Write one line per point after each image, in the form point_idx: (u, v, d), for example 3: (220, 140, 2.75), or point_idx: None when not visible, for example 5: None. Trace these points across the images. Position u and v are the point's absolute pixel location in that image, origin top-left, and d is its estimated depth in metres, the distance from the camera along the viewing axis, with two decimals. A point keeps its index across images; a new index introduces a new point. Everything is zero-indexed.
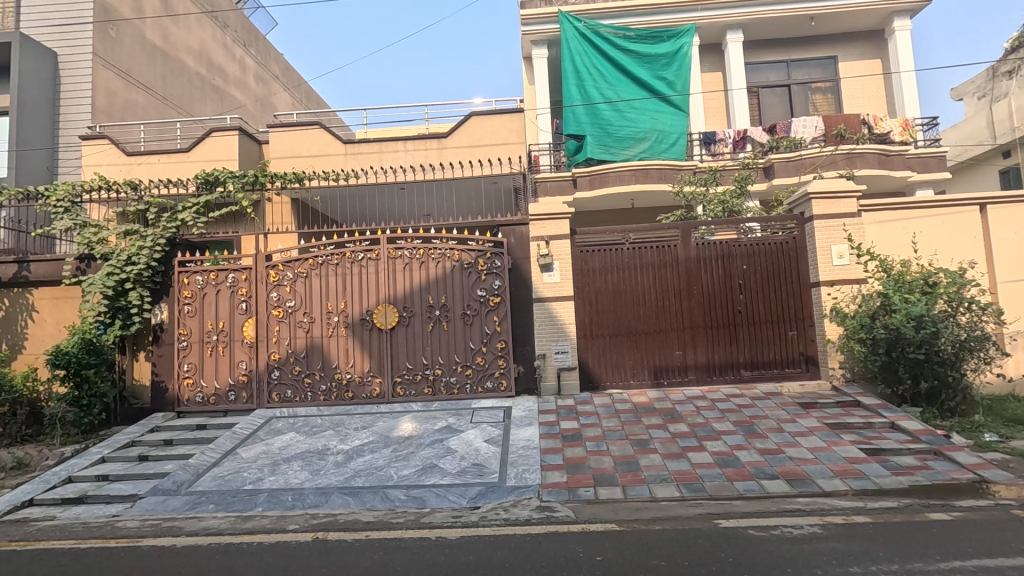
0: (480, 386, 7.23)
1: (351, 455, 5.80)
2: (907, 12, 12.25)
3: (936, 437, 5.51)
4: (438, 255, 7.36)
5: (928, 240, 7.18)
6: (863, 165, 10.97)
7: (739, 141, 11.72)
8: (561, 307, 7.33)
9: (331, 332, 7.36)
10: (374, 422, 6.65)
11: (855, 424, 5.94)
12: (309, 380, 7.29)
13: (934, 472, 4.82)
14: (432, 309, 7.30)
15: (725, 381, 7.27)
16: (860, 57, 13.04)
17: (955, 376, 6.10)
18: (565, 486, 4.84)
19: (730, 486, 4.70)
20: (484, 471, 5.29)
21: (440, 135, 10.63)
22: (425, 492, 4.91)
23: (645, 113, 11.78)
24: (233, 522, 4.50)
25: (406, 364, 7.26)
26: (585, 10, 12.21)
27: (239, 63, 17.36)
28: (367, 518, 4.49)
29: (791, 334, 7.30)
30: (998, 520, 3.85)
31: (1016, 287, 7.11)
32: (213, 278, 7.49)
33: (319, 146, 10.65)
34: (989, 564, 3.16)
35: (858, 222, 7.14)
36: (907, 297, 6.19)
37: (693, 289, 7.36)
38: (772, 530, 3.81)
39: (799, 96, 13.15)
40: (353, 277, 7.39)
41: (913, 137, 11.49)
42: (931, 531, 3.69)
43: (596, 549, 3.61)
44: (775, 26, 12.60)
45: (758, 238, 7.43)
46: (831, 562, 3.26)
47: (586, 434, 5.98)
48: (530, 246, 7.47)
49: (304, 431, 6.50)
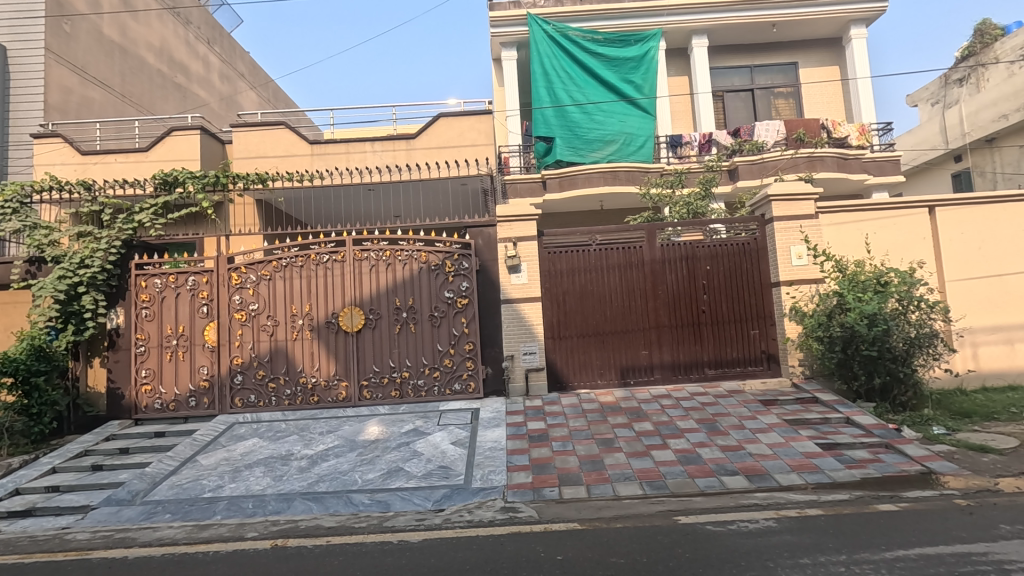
0: (448, 387, 7.19)
1: (315, 460, 5.71)
2: (863, 21, 12.68)
3: (888, 431, 5.71)
4: (405, 257, 7.31)
5: (881, 241, 7.44)
6: (822, 169, 11.27)
7: (705, 144, 11.94)
8: (529, 308, 7.36)
9: (296, 335, 7.24)
10: (341, 426, 6.57)
11: (813, 419, 6.11)
12: (273, 385, 7.16)
13: (885, 464, 5.01)
14: (400, 311, 7.25)
15: (690, 380, 7.40)
16: (819, 64, 13.44)
17: (906, 372, 6.33)
18: (530, 487, 4.87)
19: (691, 482, 4.78)
20: (450, 473, 5.28)
21: (409, 135, 10.55)
22: (389, 496, 4.86)
23: (613, 116, 11.93)
24: (189, 532, 4.39)
25: (373, 367, 7.18)
26: (553, 13, 12.32)
27: (202, 60, 16.93)
28: (329, 523, 4.43)
29: (753, 333, 7.48)
30: (942, 509, 4.01)
31: (964, 286, 7.42)
32: (172, 281, 7.30)
33: (285, 147, 10.47)
34: (931, 552, 3.29)
35: (815, 223, 7.38)
36: (860, 297, 6.40)
37: (659, 289, 7.48)
38: (729, 525, 3.89)
39: (761, 101, 13.48)
40: (318, 280, 7.29)
41: (869, 141, 11.89)
42: (879, 522, 3.82)
43: (557, 549, 3.63)
44: (739, 32, 12.91)
45: (722, 239, 7.59)
46: (783, 555, 3.35)
47: (553, 434, 6.02)
48: (497, 248, 7.48)
49: (267, 436, 6.38)
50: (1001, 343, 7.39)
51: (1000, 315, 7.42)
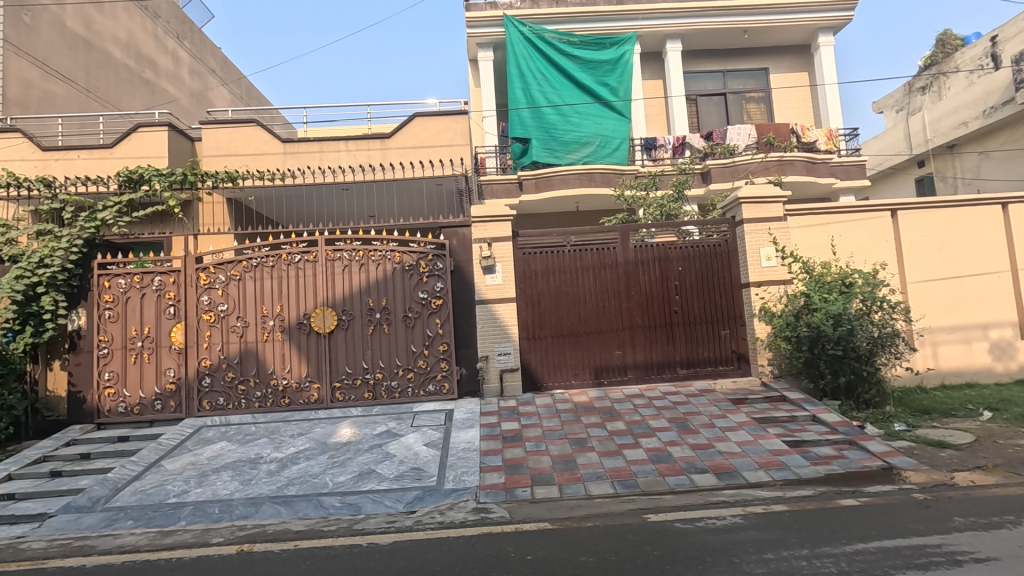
0: (422, 389, 7.15)
1: (285, 463, 5.63)
2: (830, 29, 13.03)
3: (852, 428, 5.86)
4: (378, 257, 7.25)
5: (846, 243, 7.65)
6: (792, 172, 11.52)
7: (679, 147, 12.12)
8: (503, 309, 7.35)
9: (266, 337, 7.12)
10: (312, 428, 6.47)
11: (781, 417, 6.24)
12: (243, 387, 7.02)
13: (848, 461, 5.15)
14: (373, 312, 7.18)
15: (662, 379, 7.49)
16: (789, 70, 13.75)
17: (870, 370, 6.50)
18: (503, 487, 4.87)
19: (662, 481, 4.84)
20: (422, 475, 5.25)
21: (383, 135, 10.45)
22: (361, 498, 4.81)
23: (589, 118, 12.01)
24: (152, 538, 4.27)
25: (346, 368, 7.10)
26: (529, 15, 12.37)
27: (172, 55, 16.48)
28: (297, 527, 4.37)
29: (724, 333, 7.61)
30: (901, 503, 4.14)
31: (925, 286, 7.67)
32: (137, 281, 7.11)
33: (257, 145, 10.29)
34: (889, 545, 3.39)
35: (783, 226, 7.54)
36: (826, 297, 6.56)
37: (632, 290, 7.56)
38: (696, 522, 3.95)
39: (734, 105, 13.72)
40: (289, 280, 7.18)
41: (837, 146, 12.21)
42: (841, 517, 3.92)
43: (528, 549, 3.64)
44: (712, 37, 13.14)
45: (694, 240, 7.70)
46: (748, 550, 3.41)
47: (527, 434, 6.04)
48: (472, 248, 7.47)
49: (236, 440, 6.25)
50: (959, 342, 7.66)
51: (958, 315, 7.68)
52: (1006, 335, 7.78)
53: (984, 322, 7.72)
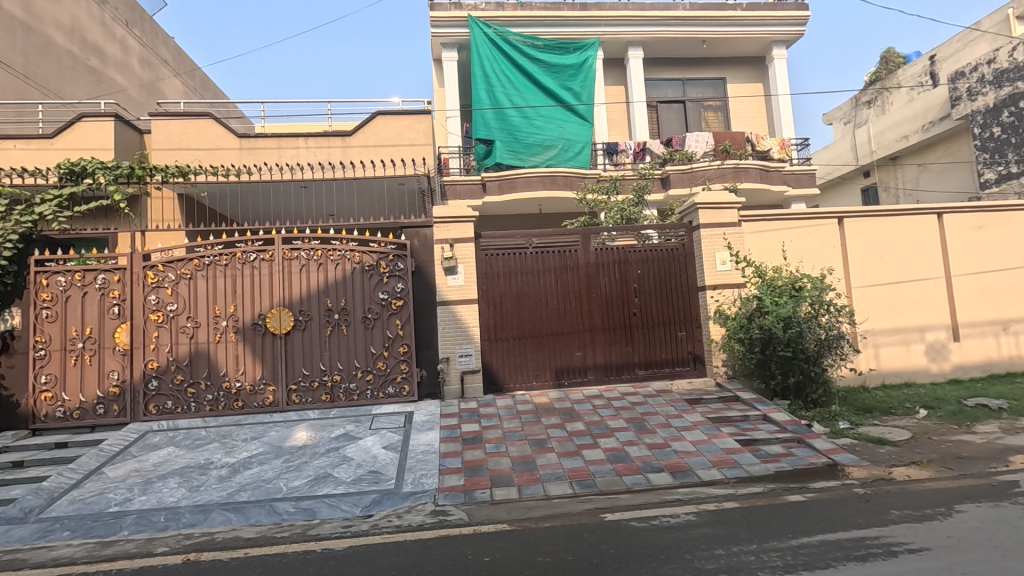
0: (381, 391, 7.05)
1: (236, 468, 5.44)
2: (783, 42, 13.55)
3: (800, 426, 6.09)
4: (337, 257, 7.12)
5: (796, 248, 7.96)
6: (747, 179, 11.89)
7: (639, 152, 12.40)
8: (465, 310, 7.31)
9: (218, 338, 6.88)
10: (266, 432, 6.28)
11: (734, 416, 6.43)
12: (193, 390, 6.77)
13: (796, 458, 5.35)
14: (331, 313, 7.04)
15: (621, 380, 7.61)
16: (745, 80, 14.21)
17: (817, 371, 6.77)
18: (462, 489, 4.86)
19: (619, 480, 4.92)
20: (380, 478, 5.17)
21: (344, 133, 10.25)
22: (316, 503, 4.70)
23: (552, 121, 12.12)
24: (90, 550, 4.07)
25: (303, 370, 6.93)
26: (494, 17, 12.39)
27: (120, 43, 15.69)
28: (248, 534, 4.24)
29: (681, 335, 7.79)
30: (843, 498, 4.34)
31: (869, 290, 8.05)
32: (78, 278, 6.76)
33: (210, 139, 9.94)
34: (831, 538, 3.54)
35: (737, 231, 7.79)
36: (777, 300, 6.81)
37: (593, 292, 7.66)
38: (651, 521, 4.02)
39: (693, 113, 14.07)
40: (243, 279, 6.97)
41: (789, 155, 12.68)
42: (788, 513, 4.07)
43: (485, 550, 3.63)
44: (672, 46, 13.47)
45: (653, 244, 7.87)
46: (700, 546, 3.50)
47: (486, 436, 6.03)
48: (434, 249, 7.42)
49: (185, 445, 6.02)
50: (899, 344, 8.08)
51: (898, 318, 8.10)
52: (941, 338, 8.24)
53: (921, 325, 8.16)
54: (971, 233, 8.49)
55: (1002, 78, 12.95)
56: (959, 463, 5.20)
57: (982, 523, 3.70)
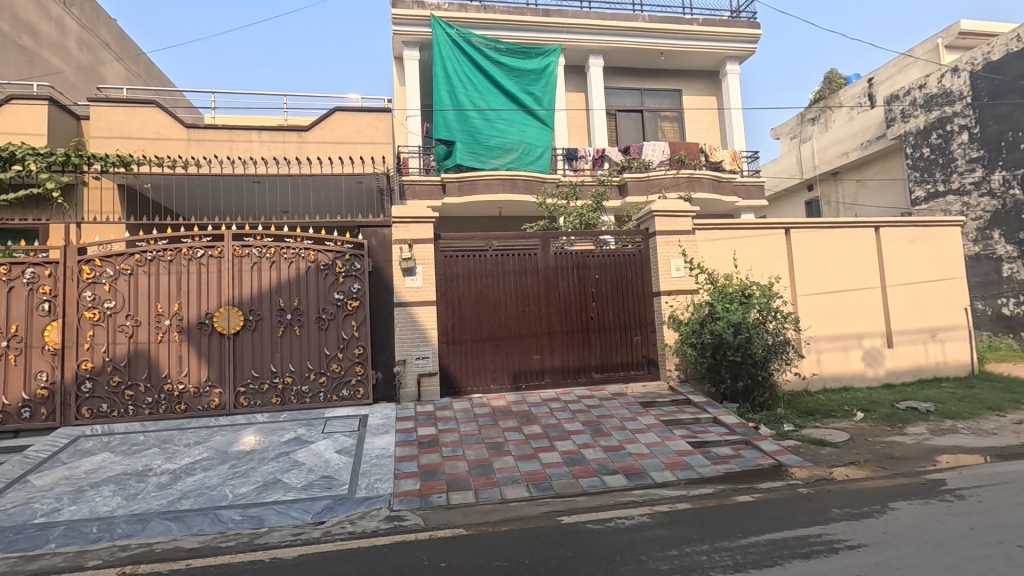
0: (334, 394, 6.87)
1: (178, 475, 5.17)
2: (736, 58, 14.09)
3: (748, 429, 6.30)
4: (291, 255, 6.90)
5: (746, 256, 8.27)
6: (700, 189, 12.25)
7: (598, 159, 12.57)
8: (423, 312, 7.21)
9: (161, 337, 6.54)
10: (211, 436, 6.00)
11: (686, 419, 6.59)
12: (131, 392, 6.41)
13: (744, 459, 5.54)
14: (283, 313, 6.81)
15: (578, 383, 7.68)
16: (700, 93, 14.67)
17: (764, 375, 7.03)
18: (418, 493, 4.78)
19: (575, 483, 4.96)
20: (333, 483, 5.02)
21: (300, 128, 9.94)
22: (264, 510, 4.52)
23: (513, 125, 12.18)
24: (12, 565, 3.77)
25: (252, 371, 6.68)
26: (457, 18, 12.33)
27: (57, 23, 14.73)
28: (190, 544, 4.03)
29: (636, 339, 7.93)
30: (788, 498, 4.52)
31: (812, 298, 8.44)
32: (4, 272, 6.29)
33: (155, 128, 9.47)
34: (778, 536, 3.68)
35: (691, 239, 8.02)
36: (728, 307, 7.05)
37: (552, 296, 7.72)
38: (607, 523, 4.07)
39: (649, 123, 14.41)
40: (189, 277, 6.66)
41: (740, 167, 13.15)
42: (737, 513, 4.20)
43: (442, 556, 3.58)
44: (631, 56, 13.75)
45: (610, 250, 8.00)
46: (654, 548, 3.57)
47: (443, 440, 5.96)
48: (392, 250, 7.29)
49: (121, 451, 5.67)
50: (839, 350, 8.50)
51: (839, 325, 8.52)
52: (877, 344, 8.72)
53: (859, 332, 8.62)
54: (904, 246, 9.03)
55: (932, 103, 14.11)
56: (893, 463, 5.51)
57: (914, 519, 3.92)
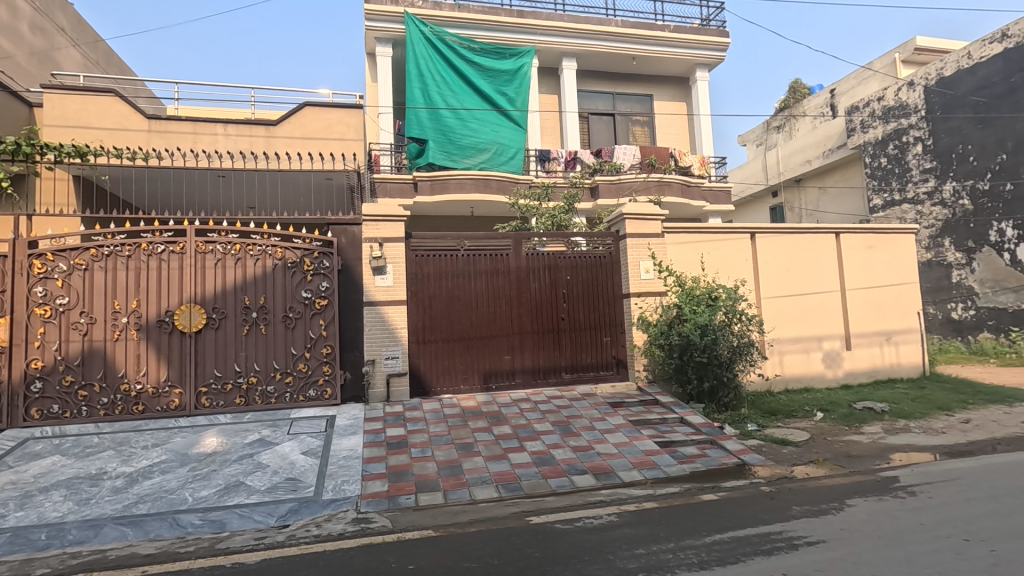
0: (301, 395, 6.73)
1: (134, 478, 4.98)
2: (706, 66, 14.39)
3: (713, 428, 6.44)
4: (257, 252, 6.74)
5: (713, 260, 8.44)
6: (670, 193, 12.46)
7: (570, 161, 12.68)
8: (393, 311, 7.12)
9: (117, 336, 6.29)
10: (170, 438, 5.80)
11: (653, 419, 6.69)
12: (85, 393, 6.15)
13: (710, 459, 5.65)
14: (248, 311, 6.64)
15: (548, 384, 7.72)
16: (670, 98, 14.93)
17: (729, 376, 7.19)
18: (386, 495, 4.73)
19: (544, 483, 4.98)
20: (298, 485, 4.92)
21: (268, 122, 9.71)
22: (225, 514, 4.39)
23: (486, 125, 12.16)
24: None
25: (214, 371, 6.49)
26: (431, 15, 12.24)
27: (8, 5, 14.01)
28: (146, 550, 3.89)
29: (605, 340, 8.00)
30: (751, 496, 4.63)
31: (776, 302, 8.68)
32: None
33: (114, 118, 9.12)
34: (741, 534, 3.77)
35: (661, 242, 8.15)
36: (695, 309, 7.19)
37: (523, 297, 7.73)
38: (575, 523, 4.10)
39: (621, 126, 14.59)
40: (149, 273, 6.43)
41: (708, 172, 13.43)
42: (703, 511, 4.28)
43: (410, 558, 3.54)
44: (604, 60, 13.90)
45: (582, 251, 8.06)
46: (622, 546, 3.61)
47: (412, 441, 5.90)
48: (362, 248, 7.18)
49: (73, 454, 5.43)
50: (801, 352, 8.76)
51: (801, 327, 8.79)
52: (836, 346, 9.02)
53: (820, 334, 8.90)
54: (863, 252, 9.37)
55: (889, 114, 14.74)
56: (850, 461, 5.71)
57: (869, 516, 4.07)
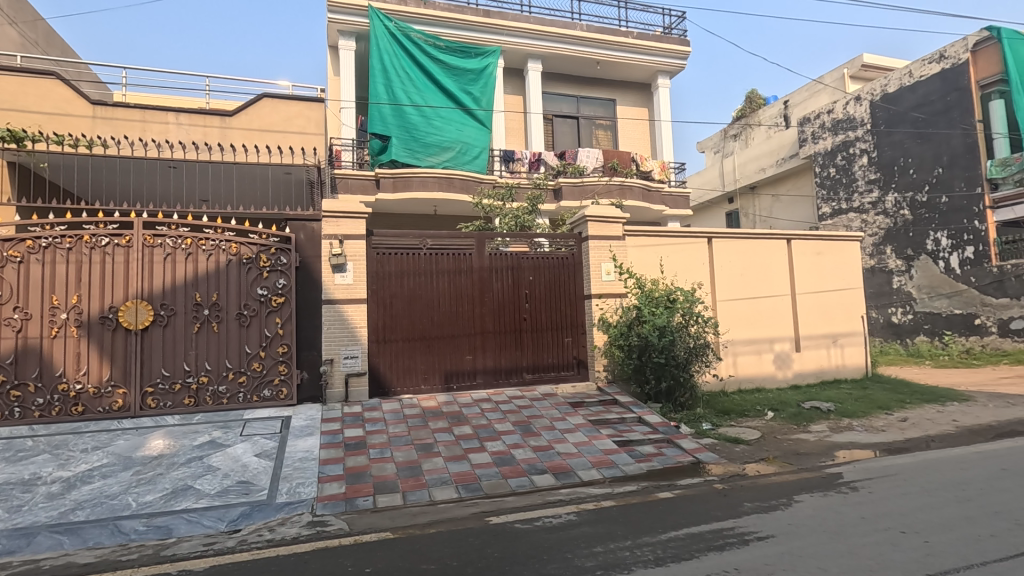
0: (254, 395, 6.52)
1: (72, 483, 4.71)
2: (667, 73, 14.73)
3: (670, 427, 6.58)
4: (210, 247, 6.50)
5: (672, 263, 8.64)
6: (631, 197, 12.69)
7: (534, 162, 12.75)
8: (353, 310, 6.99)
9: (55, 333, 5.95)
10: (112, 441, 5.52)
11: (612, 419, 6.79)
12: (18, 393, 5.80)
13: (666, 457, 5.79)
14: (199, 308, 6.39)
15: (509, 384, 7.73)
16: (633, 103, 15.20)
17: (685, 376, 7.37)
18: (342, 497, 4.63)
19: (504, 483, 4.98)
20: (251, 489, 4.76)
21: (224, 112, 9.37)
22: (172, 519, 4.21)
23: (451, 123, 12.09)
24: None
25: (161, 370, 6.22)
26: (396, 10, 12.08)
27: None
28: (84, 559, 3.69)
29: (567, 340, 8.07)
30: (705, 493, 4.76)
31: (731, 305, 8.96)
32: None
33: (55, 103, 8.62)
34: (695, 530, 3.87)
35: (622, 245, 8.28)
36: (654, 311, 7.34)
37: (485, 297, 7.72)
38: (535, 522, 4.12)
39: (584, 129, 14.76)
40: (91, 267, 6.11)
41: (668, 177, 13.74)
42: (659, 509, 4.37)
43: (366, 561, 3.48)
44: (569, 63, 14.04)
45: (545, 252, 8.11)
46: (580, 545, 3.65)
47: (370, 442, 5.80)
48: (322, 245, 7.01)
49: (3, 458, 5.09)
50: (753, 353, 9.07)
51: (753, 329, 9.09)
52: (786, 348, 9.37)
53: (771, 336, 9.23)
54: (812, 258, 9.78)
55: (838, 127, 15.49)
56: (798, 458, 5.94)
57: (815, 511, 4.25)
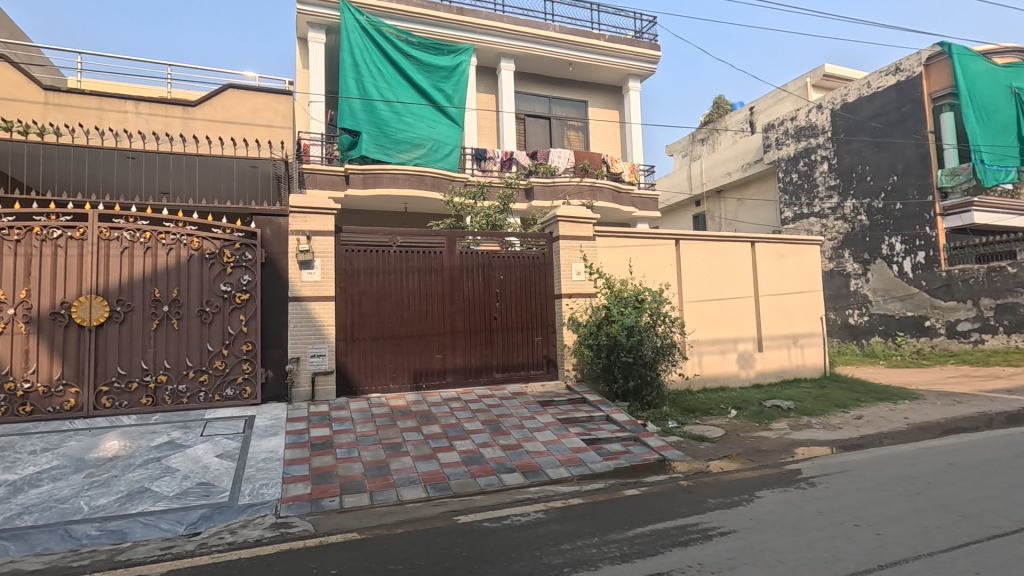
0: (216, 394, 6.35)
1: (18, 487, 4.50)
2: (638, 77, 14.95)
3: (637, 426, 6.69)
4: (170, 241, 6.29)
5: (641, 264, 8.77)
6: (601, 198, 12.84)
7: (506, 162, 12.71)
8: (320, 308, 6.86)
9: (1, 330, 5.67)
10: (63, 442, 5.29)
11: (581, 417, 6.86)
12: None
13: (633, 455, 5.87)
14: (158, 304, 6.18)
15: (479, 383, 7.71)
16: (604, 106, 15.36)
17: (653, 376, 7.49)
18: (308, 498, 4.55)
19: (472, 482, 4.98)
20: (212, 490, 4.63)
21: (186, 102, 9.07)
22: (127, 523, 4.06)
23: (422, 120, 11.99)
24: None
25: (117, 369, 5.99)
26: (368, 4, 11.91)
27: None
28: (31, 566, 3.52)
29: (537, 339, 8.11)
30: (671, 490, 4.85)
31: (697, 305, 9.15)
32: None
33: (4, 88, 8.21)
34: (660, 526, 3.94)
35: (592, 245, 8.36)
36: (623, 311, 7.44)
37: (456, 295, 7.69)
38: (503, 520, 4.13)
39: (556, 130, 14.84)
40: (41, 260, 5.84)
41: (637, 179, 13.92)
42: (626, 506, 4.44)
43: (332, 562, 3.43)
44: (542, 63, 14.10)
45: (516, 251, 8.12)
46: (548, 543, 3.67)
47: (337, 441, 5.71)
48: (289, 241, 6.87)
49: None
50: (718, 353, 9.29)
51: (718, 330, 9.31)
52: (749, 348, 9.63)
53: (735, 337, 9.47)
54: (775, 261, 10.06)
55: (800, 134, 16.02)
56: (759, 455, 6.11)
57: (776, 506, 4.38)
